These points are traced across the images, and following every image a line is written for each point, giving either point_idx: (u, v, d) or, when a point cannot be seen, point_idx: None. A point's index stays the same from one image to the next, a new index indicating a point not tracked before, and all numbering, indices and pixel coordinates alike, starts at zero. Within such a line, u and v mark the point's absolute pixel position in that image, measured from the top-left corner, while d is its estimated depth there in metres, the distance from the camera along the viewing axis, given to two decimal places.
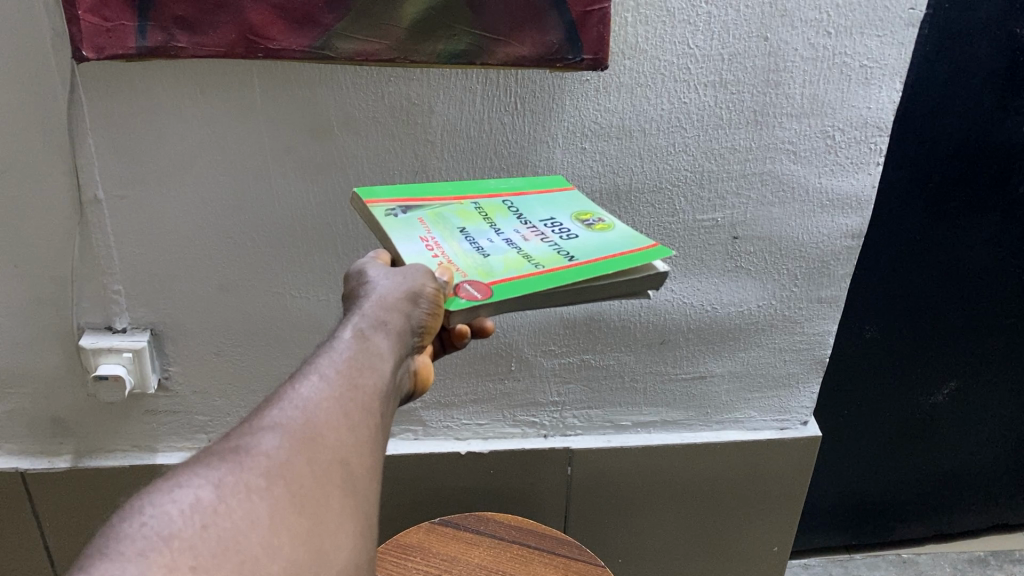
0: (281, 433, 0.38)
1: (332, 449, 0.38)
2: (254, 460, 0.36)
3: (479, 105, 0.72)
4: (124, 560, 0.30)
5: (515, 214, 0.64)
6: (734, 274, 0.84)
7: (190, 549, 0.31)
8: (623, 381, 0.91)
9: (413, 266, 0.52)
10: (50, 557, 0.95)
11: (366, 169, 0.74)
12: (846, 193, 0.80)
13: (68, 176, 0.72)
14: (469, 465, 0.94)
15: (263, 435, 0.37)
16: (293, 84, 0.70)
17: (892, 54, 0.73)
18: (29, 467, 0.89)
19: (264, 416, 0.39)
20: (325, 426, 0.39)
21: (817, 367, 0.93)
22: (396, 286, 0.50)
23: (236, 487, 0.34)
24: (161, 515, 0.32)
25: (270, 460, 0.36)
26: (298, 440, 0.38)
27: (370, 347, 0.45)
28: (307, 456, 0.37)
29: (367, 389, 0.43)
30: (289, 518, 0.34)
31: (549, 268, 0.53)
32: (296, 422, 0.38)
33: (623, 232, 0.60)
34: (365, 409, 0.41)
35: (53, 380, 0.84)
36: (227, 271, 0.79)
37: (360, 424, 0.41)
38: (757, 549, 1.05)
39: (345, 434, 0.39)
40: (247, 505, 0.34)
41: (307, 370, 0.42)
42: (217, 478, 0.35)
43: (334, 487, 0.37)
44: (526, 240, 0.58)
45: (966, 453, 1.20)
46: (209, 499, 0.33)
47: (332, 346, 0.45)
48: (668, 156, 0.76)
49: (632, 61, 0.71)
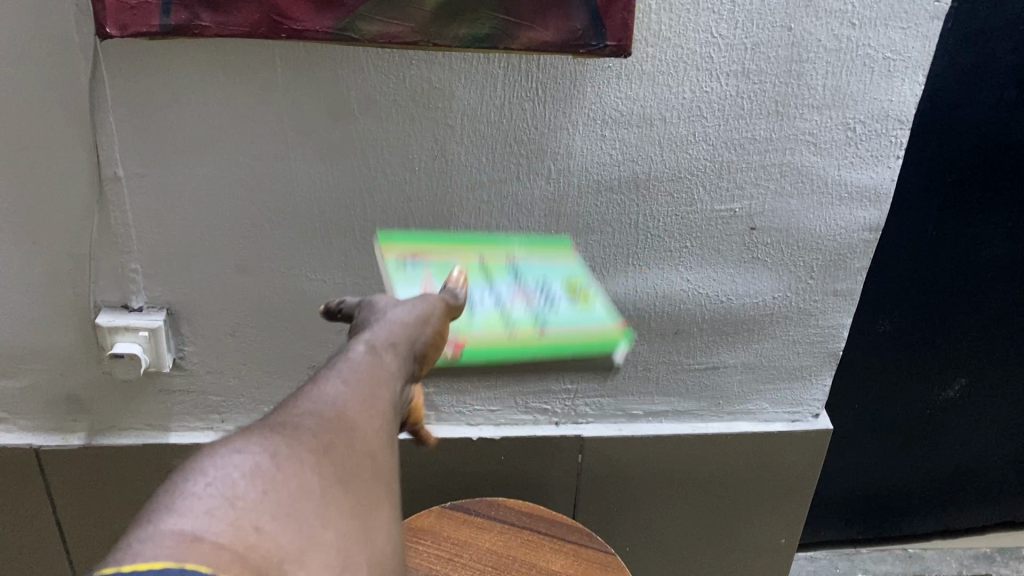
0: (319, 418, 0.37)
1: (368, 442, 0.38)
2: (302, 437, 0.36)
3: (499, 90, 0.72)
4: (192, 517, 0.29)
5: (509, 274, 0.69)
6: (749, 265, 0.84)
7: (252, 512, 0.31)
8: (636, 370, 0.91)
9: (418, 298, 0.50)
10: (63, 534, 0.96)
11: (385, 152, 0.74)
12: (865, 186, 0.80)
13: (88, 153, 0.72)
14: (480, 451, 0.94)
15: (304, 418, 0.37)
16: (313, 66, 0.69)
17: (916, 46, 0.73)
18: (43, 443, 0.89)
19: (296, 404, 0.38)
20: (359, 419, 0.39)
21: (831, 361, 0.93)
22: (404, 311, 0.48)
23: (290, 459, 0.34)
24: (224, 477, 0.32)
25: (316, 438, 0.36)
26: (336, 427, 0.37)
27: (383, 363, 0.43)
28: (347, 443, 0.37)
29: (383, 399, 0.41)
30: (337, 496, 0.34)
31: (526, 335, 0.65)
32: (332, 411, 0.38)
33: (600, 314, 0.75)
34: (392, 411, 0.41)
35: (69, 357, 0.84)
36: (244, 252, 0.79)
37: (390, 423, 0.41)
38: (765, 540, 1.05)
39: (381, 430, 0.40)
40: (303, 477, 0.34)
41: (326, 373, 0.41)
42: (273, 447, 0.34)
43: (375, 475, 0.37)
44: (514, 301, 0.66)
45: (973, 450, 1.20)
46: (268, 467, 0.33)
47: (347, 357, 0.43)
48: (687, 145, 0.76)
49: (654, 48, 0.71)
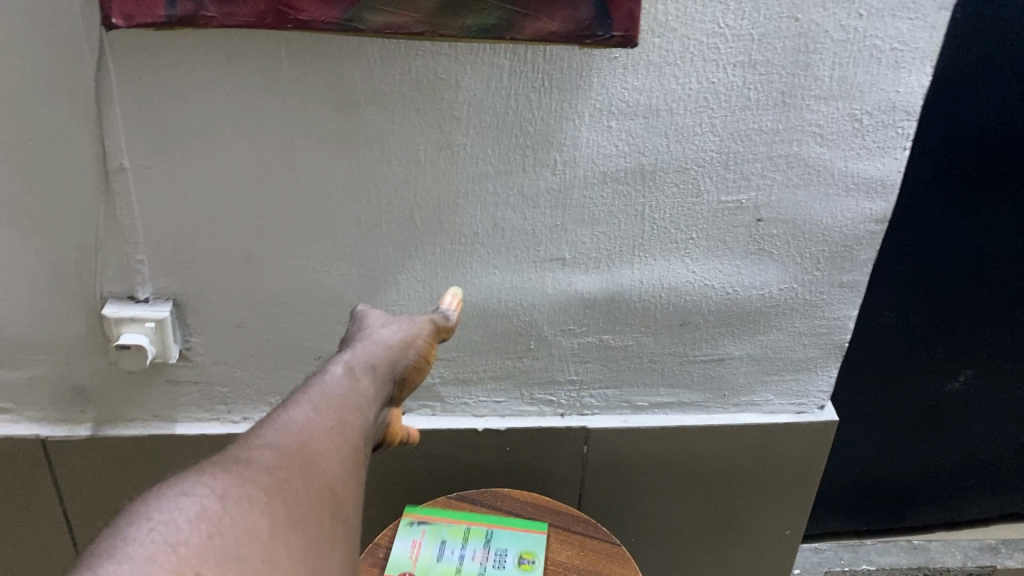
0: (276, 451, 0.45)
1: (325, 476, 0.45)
2: (253, 473, 0.42)
3: (505, 81, 0.72)
4: (137, 562, 0.35)
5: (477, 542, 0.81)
6: (756, 256, 0.84)
7: (197, 550, 0.37)
8: (641, 362, 0.91)
9: (405, 321, 0.64)
10: (70, 524, 0.96)
11: (390, 143, 0.74)
12: (872, 177, 0.80)
13: (94, 144, 0.72)
14: (486, 441, 0.95)
15: (263, 450, 0.45)
16: (319, 57, 0.69)
17: (923, 37, 0.72)
18: (50, 434, 0.89)
19: (263, 435, 0.46)
20: (320, 451, 0.46)
21: (836, 352, 0.93)
22: (388, 337, 0.60)
23: (238, 499, 0.40)
24: (169, 522, 0.38)
25: (268, 476, 0.43)
26: (297, 457, 0.45)
27: (357, 382, 0.54)
28: (304, 477, 0.44)
29: (354, 424, 0.50)
30: (281, 536, 0.40)
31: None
32: (292, 443, 0.46)
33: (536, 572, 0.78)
34: (352, 443, 0.49)
35: (75, 347, 0.84)
36: (250, 243, 0.79)
37: (348, 455, 0.48)
38: (769, 532, 1.05)
39: (335, 464, 0.46)
40: (246, 519, 0.39)
41: (300, 398, 0.50)
42: (221, 488, 0.41)
43: (324, 510, 0.44)
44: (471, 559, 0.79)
45: (978, 442, 1.20)
46: (213, 509, 0.39)
47: (328, 375, 0.53)
48: (694, 137, 0.76)
49: (661, 39, 0.71)
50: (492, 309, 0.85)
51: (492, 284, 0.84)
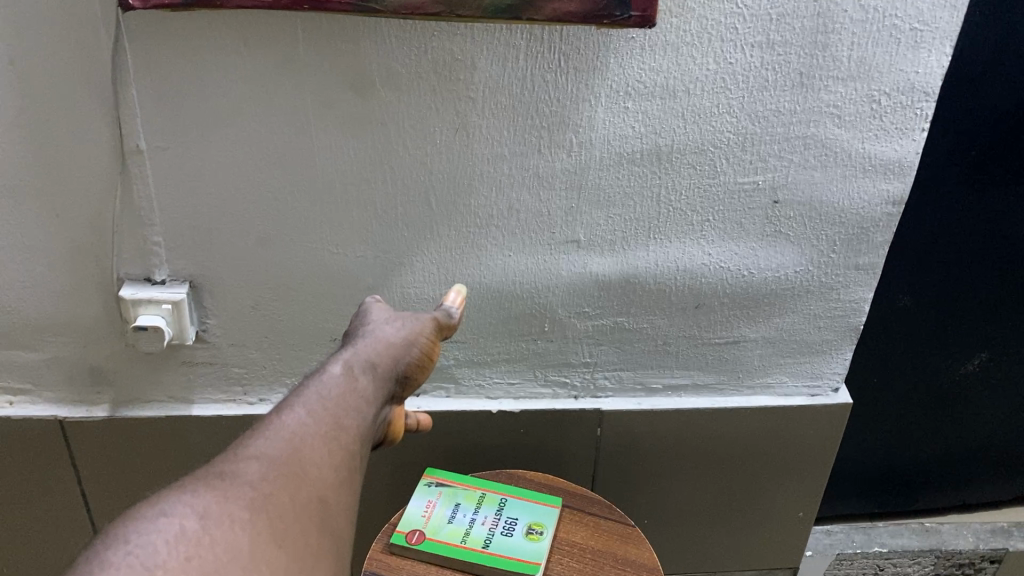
0: (262, 464, 0.45)
1: (313, 488, 0.46)
2: (237, 488, 0.43)
3: (521, 62, 0.71)
4: None
5: (491, 509, 0.82)
6: (772, 238, 0.84)
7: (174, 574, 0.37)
8: (655, 344, 0.91)
9: (408, 317, 0.64)
10: (88, 504, 0.97)
11: (405, 124, 0.74)
12: (889, 159, 0.79)
13: (110, 126, 0.72)
14: (501, 423, 0.95)
15: (248, 465, 0.45)
16: (334, 38, 0.69)
17: (944, 17, 0.72)
18: (67, 415, 0.90)
19: (249, 448, 0.47)
20: (309, 462, 0.47)
21: (851, 335, 0.93)
22: (394, 334, 0.61)
23: (219, 517, 0.41)
24: (147, 544, 0.38)
25: (252, 491, 0.43)
26: (283, 472, 0.45)
27: (356, 382, 0.54)
28: (291, 489, 0.45)
29: (350, 428, 0.51)
30: (264, 551, 0.41)
31: (471, 548, 0.77)
32: (278, 454, 0.46)
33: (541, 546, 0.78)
34: (346, 448, 0.50)
35: (93, 329, 0.85)
36: (266, 225, 0.79)
37: (340, 462, 0.48)
38: (781, 515, 1.06)
39: (326, 472, 0.47)
40: (229, 538, 0.40)
41: (294, 403, 0.51)
42: (203, 507, 0.41)
43: (310, 524, 0.45)
44: (483, 525, 0.80)
45: (992, 425, 1.20)
46: (193, 529, 0.40)
47: (326, 375, 0.54)
48: (711, 118, 0.76)
49: (678, 20, 0.70)
50: (507, 292, 0.85)
51: (507, 267, 0.84)
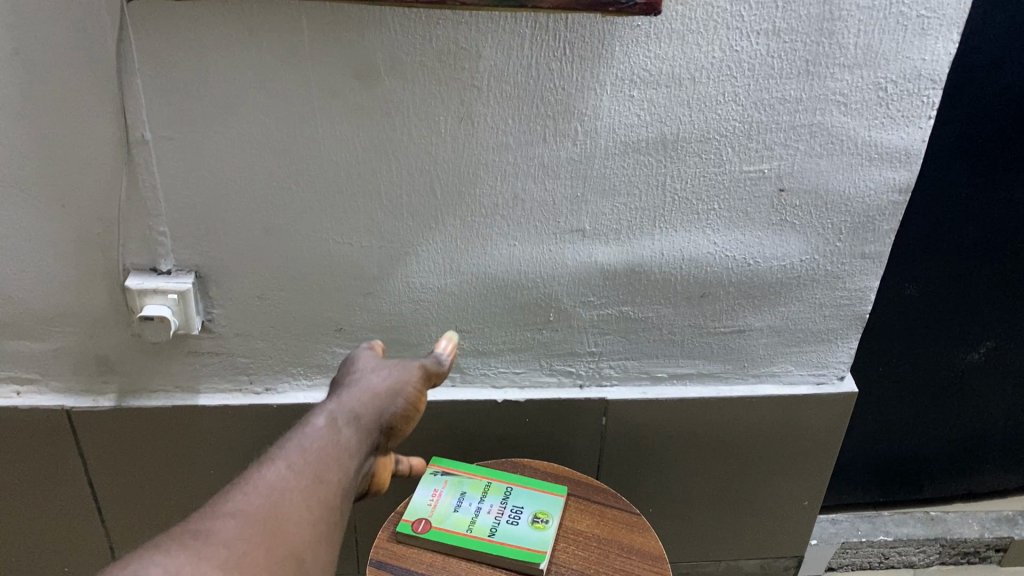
0: (238, 521, 0.44)
1: (291, 544, 0.44)
2: (210, 549, 0.42)
3: (527, 50, 0.71)
4: None
5: (496, 499, 0.82)
6: (778, 227, 0.84)
7: None
8: (661, 333, 0.91)
9: (397, 363, 0.59)
10: (95, 493, 0.97)
11: (410, 113, 0.74)
12: (895, 147, 0.79)
13: (115, 116, 0.72)
14: (506, 412, 0.95)
15: (225, 520, 0.44)
16: (339, 27, 0.69)
17: (951, 3, 0.71)
18: (74, 405, 0.90)
19: (229, 501, 0.45)
20: (287, 519, 0.45)
21: (857, 324, 0.92)
22: (380, 382, 0.57)
23: None
24: None
25: (226, 551, 0.42)
26: (260, 528, 0.44)
27: (334, 439, 0.51)
28: (267, 546, 0.43)
29: (331, 484, 0.49)
30: None
31: (477, 537, 0.77)
32: (256, 509, 0.45)
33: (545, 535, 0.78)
34: (323, 507, 0.47)
35: (99, 319, 0.85)
36: (271, 214, 0.79)
37: (319, 520, 0.47)
38: (786, 504, 1.06)
39: (303, 531, 0.45)
40: None
41: (274, 457, 0.49)
42: (174, 568, 0.40)
43: None
44: (488, 514, 0.80)
45: (997, 413, 1.20)
46: None
47: (304, 433, 0.51)
48: (717, 106, 0.75)
49: (684, 7, 0.70)
50: (512, 280, 0.85)
51: (512, 256, 0.84)
